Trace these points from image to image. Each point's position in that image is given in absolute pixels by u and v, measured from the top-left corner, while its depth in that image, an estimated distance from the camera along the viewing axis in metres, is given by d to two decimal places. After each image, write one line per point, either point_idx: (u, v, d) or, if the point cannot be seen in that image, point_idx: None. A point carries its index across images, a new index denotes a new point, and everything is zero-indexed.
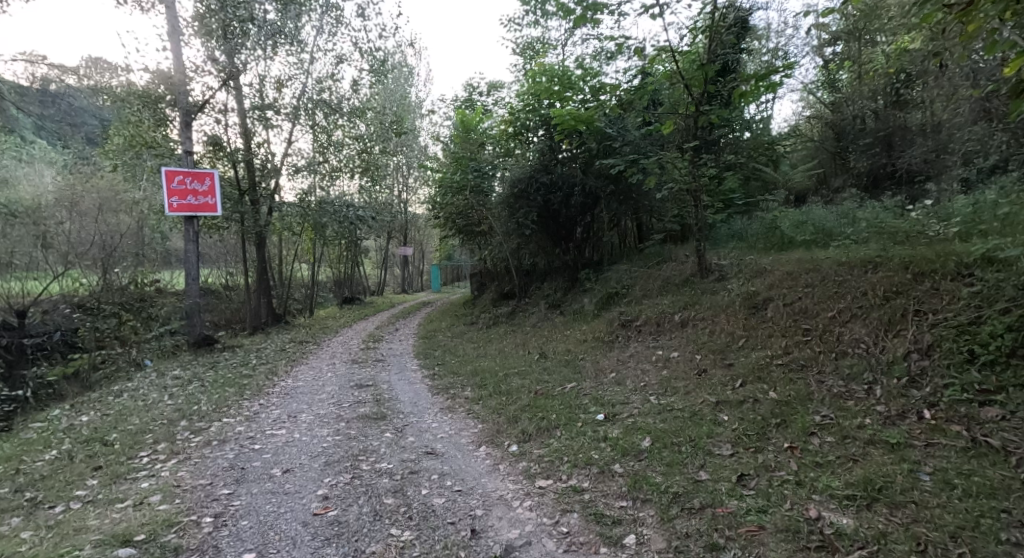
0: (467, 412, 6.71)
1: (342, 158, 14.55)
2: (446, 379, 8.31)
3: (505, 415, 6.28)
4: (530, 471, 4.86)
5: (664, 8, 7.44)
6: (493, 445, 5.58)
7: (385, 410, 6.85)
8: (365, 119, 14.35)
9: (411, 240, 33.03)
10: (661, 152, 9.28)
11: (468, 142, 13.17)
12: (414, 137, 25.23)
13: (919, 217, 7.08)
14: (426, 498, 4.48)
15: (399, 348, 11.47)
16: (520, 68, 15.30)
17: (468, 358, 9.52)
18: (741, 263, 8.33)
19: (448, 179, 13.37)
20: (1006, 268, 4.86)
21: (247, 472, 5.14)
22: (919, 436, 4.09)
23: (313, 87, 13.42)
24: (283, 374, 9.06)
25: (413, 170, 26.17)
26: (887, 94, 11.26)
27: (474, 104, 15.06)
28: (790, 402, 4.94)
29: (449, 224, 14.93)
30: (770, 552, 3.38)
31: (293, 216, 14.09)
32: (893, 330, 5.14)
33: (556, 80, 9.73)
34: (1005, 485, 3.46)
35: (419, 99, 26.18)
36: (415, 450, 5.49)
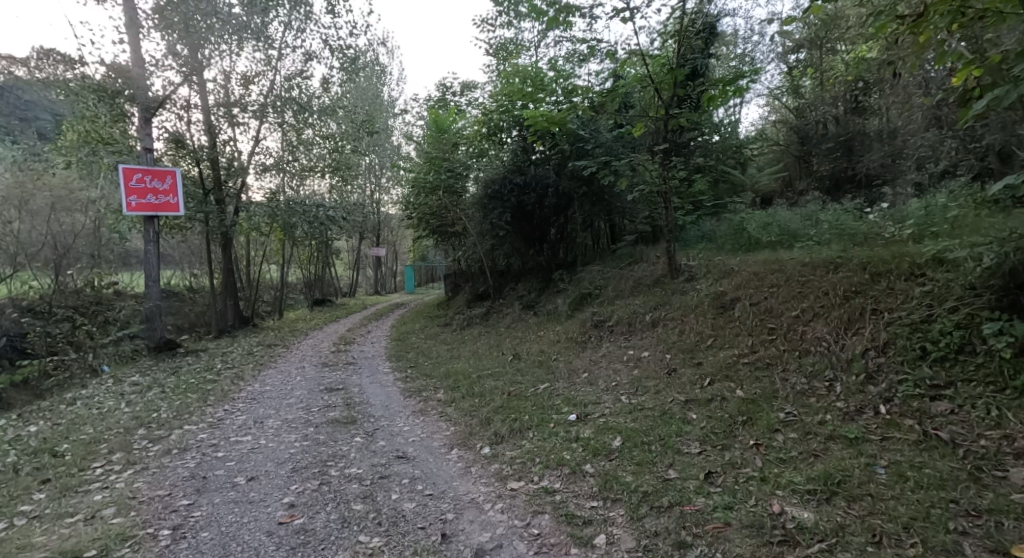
0: (440, 414, 6.68)
1: (311, 158, 14.29)
2: (419, 381, 8.26)
3: (478, 417, 6.28)
4: (502, 473, 4.88)
5: (635, 12, 7.56)
6: (465, 447, 5.57)
7: (355, 414, 6.76)
8: (336, 118, 14.17)
9: (383, 241, 32.74)
10: (633, 154, 9.42)
11: (441, 142, 12.81)
12: (386, 137, 25.00)
13: (877, 218, 7.35)
14: (395, 503, 4.45)
15: (371, 350, 11.35)
16: (494, 69, 15.31)
17: (440, 360, 9.47)
18: (709, 263, 8.49)
19: (420, 179, 13.17)
20: (955, 268, 5.07)
21: (209, 481, 5.01)
22: (875, 431, 4.23)
23: (281, 84, 13.14)
24: (250, 379, 8.86)
25: (386, 170, 25.96)
26: (846, 101, 11.72)
27: (447, 104, 14.99)
28: (756, 400, 5.07)
29: (423, 225, 14.86)
30: (735, 548, 3.45)
31: (261, 216, 13.80)
32: (852, 328, 5.31)
33: (529, 81, 9.76)
34: (954, 477, 3.60)
35: (392, 98, 25.99)
36: (386, 454, 5.44)
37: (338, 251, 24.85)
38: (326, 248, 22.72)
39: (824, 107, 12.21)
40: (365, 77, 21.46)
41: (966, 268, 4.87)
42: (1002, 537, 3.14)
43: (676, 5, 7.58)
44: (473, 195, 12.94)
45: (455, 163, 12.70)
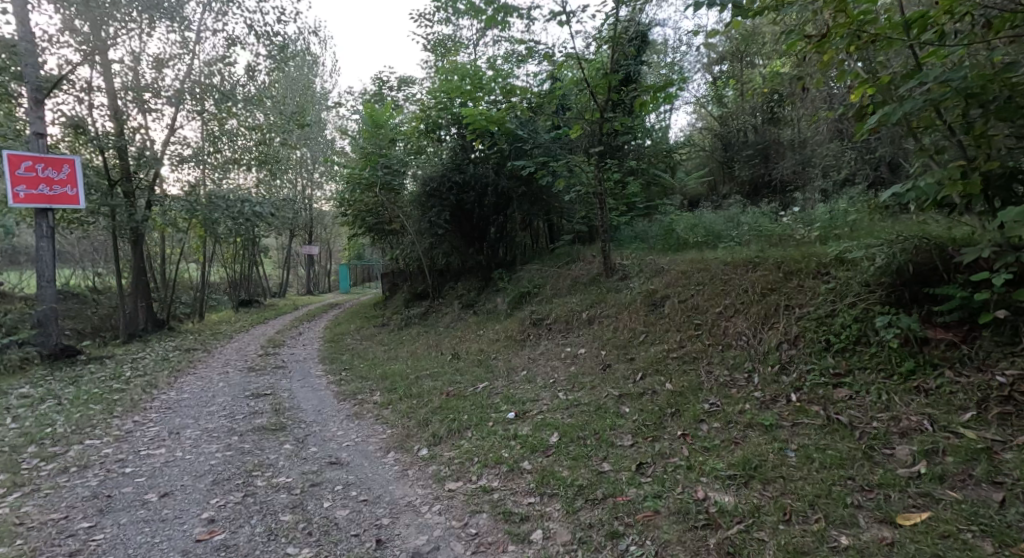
0: (376, 417, 6.63)
1: (235, 148, 13.83)
2: (353, 384, 8.13)
3: (415, 419, 6.28)
4: (440, 475, 4.91)
5: (571, 16, 7.78)
6: (402, 450, 5.56)
7: (284, 419, 6.59)
8: (263, 109, 13.51)
9: (316, 239, 31.77)
10: (569, 155, 9.68)
11: (377, 137, 12.36)
12: (318, 130, 24.29)
13: (791, 221, 7.95)
14: (327, 511, 4.40)
15: (302, 353, 11.01)
16: (432, 65, 15.23)
17: (377, 361, 9.35)
18: (641, 263, 8.86)
19: (355, 175, 12.84)
20: (854, 267, 5.56)
21: (116, 500, 4.74)
22: (787, 417, 4.59)
23: (200, 70, 12.51)
24: (165, 387, 8.39)
25: (319, 165, 25.17)
26: (763, 112, 12.58)
27: (384, 99, 14.74)
28: (683, 393, 5.38)
29: (358, 223, 14.58)
30: (663, 535, 3.67)
31: (179, 211, 13.06)
32: (768, 322, 5.74)
33: (466, 79, 9.76)
34: (852, 455, 3.94)
35: (324, 89, 25.27)
36: (318, 461, 5.35)
37: (266, 249, 23.82)
38: (253, 246, 21.77)
39: (744, 117, 13.04)
40: (296, 68, 20.73)
41: (861, 266, 5.36)
42: (890, 508, 3.46)
43: (610, 11, 7.84)
44: (410, 192, 12.82)
45: (391, 160, 12.48)
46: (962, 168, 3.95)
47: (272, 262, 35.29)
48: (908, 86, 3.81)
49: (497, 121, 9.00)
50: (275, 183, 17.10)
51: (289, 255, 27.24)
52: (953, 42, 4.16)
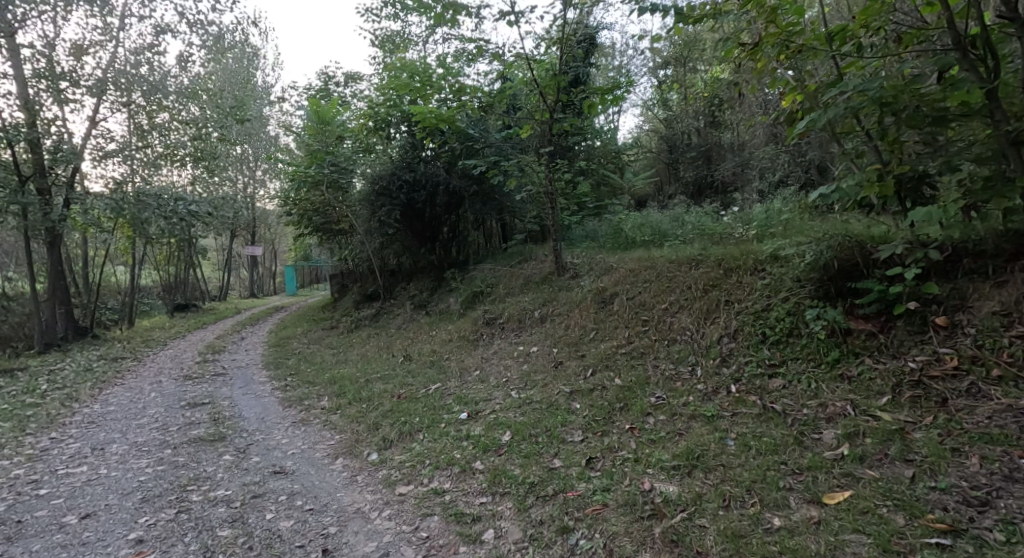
0: (323, 423, 6.51)
1: (166, 142, 13.03)
2: (300, 389, 7.94)
3: (365, 423, 6.20)
4: (390, 479, 4.89)
5: (519, 16, 7.85)
6: (351, 455, 5.49)
7: (223, 429, 6.38)
8: (197, 102, 13.00)
9: (258, 239, 30.65)
10: (521, 155, 9.80)
11: (323, 134, 12.22)
12: (260, 126, 23.51)
13: (731, 220, 8.34)
14: (269, 523, 4.29)
15: (244, 358, 10.64)
16: (380, 61, 15.02)
17: (325, 365, 9.16)
18: (592, 261, 9.06)
19: (300, 172, 12.55)
20: (787, 264, 5.87)
21: (28, 525, 4.46)
22: (727, 408, 4.82)
23: (126, 59, 11.81)
24: (89, 400, 7.94)
25: (261, 162, 24.35)
26: (705, 115, 13.13)
27: (330, 95, 14.42)
28: (632, 387, 5.56)
29: (305, 222, 14.22)
30: (611, 527, 3.77)
31: (102, 210, 12.17)
32: (710, 317, 6.00)
33: (415, 76, 9.57)
34: (785, 442, 4.17)
35: (266, 83, 24.47)
36: (261, 471, 5.21)
37: (203, 251, 22.74)
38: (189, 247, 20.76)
39: (687, 120, 13.53)
40: (234, 60, 19.94)
41: (793, 263, 5.67)
42: (818, 488, 3.68)
43: (558, 13, 7.98)
44: (359, 191, 12.61)
45: (338, 158, 12.40)
46: (878, 171, 4.24)
47: (212, 264, 33.84)
48: (831, 94, 4.06)
49: (447, 119, 8.93)
50: (213, 180, 16.40)
51: (229, 256, 26.14)
52: (869, 54, 4.50)
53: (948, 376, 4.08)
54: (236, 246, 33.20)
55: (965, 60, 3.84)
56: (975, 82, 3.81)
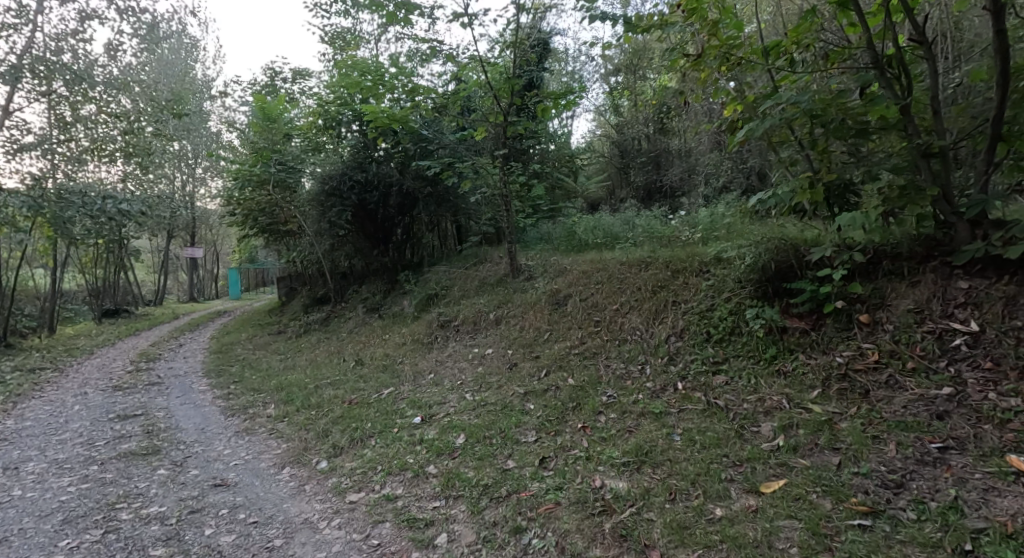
0: (269, 431, 6.35)
1: (92, 136, 12.34)
2: (244, 397, 7.70)
3: (315, 430, 6.09)
4: (341, 487, 4.83)
5: (473, 18, 7.90)
6: (299, 464, 5.39)
7: (157, 442, 6.11)
8: (129, 93, 12.20)
9: (198, 240, 29.30)
10: (476, 158, 9.85)
11: (270, 131, 11.94)
12: (200, 121, 22.56)
13: (678, 224, 8.67)
14: (209, 539, 4.16)
15: (182, 366, 10.21)
16: (329, 58, 14.74)
17: (272, 372, 8.91)
18: (546, 264, 9.21)
19: (244, 170, 12.18)
20: (730, 265, 6.16)
21: None
22: (674, 404, 5.01)
23: (45, 44, 11.19)
24: (4, 416, 7.43)
25: (201, 159, 23.35)
26: (655, 122, 13.58)
27: (277, 91, 14.03)
28: (584, 387, 5.69)
29: (250, 222, 13.77)
30: (563, 525, 3.85)
31: (18, 209, 11.31)
32: (659, 317, 6.22)
33: (368, 74, 9.45)
34: (727, 435, 4.37)
35: (207, 77, 23.50)
36: (200, 485, 5.03)
37: (136, 252, 21.56)
38: (120, 247, 19.61)
39: (638, 126, 13.91)
40: (170, 52, 19.05)
41: (735, 264, 5.95)
42: (756, 478, 3.87)
43: (512, 17, 8.06)
44: (308, 190, 12.31)
45: (286, 156, 12.05)
46: (810, 178, 4.52)
47: (146, 267, 32.09)
48: (767, 106, 4.29)
49: (401, 119, 8.86)
50: (147, 178, 15.63)
51: (166, 258, 24.88)
52: (800, 69, 4.81)
53: (870, 369, 4.39)
54: (173, 247, 31.62)
55: (883, 78, 4.17)
56: (892, 98, 4.14)
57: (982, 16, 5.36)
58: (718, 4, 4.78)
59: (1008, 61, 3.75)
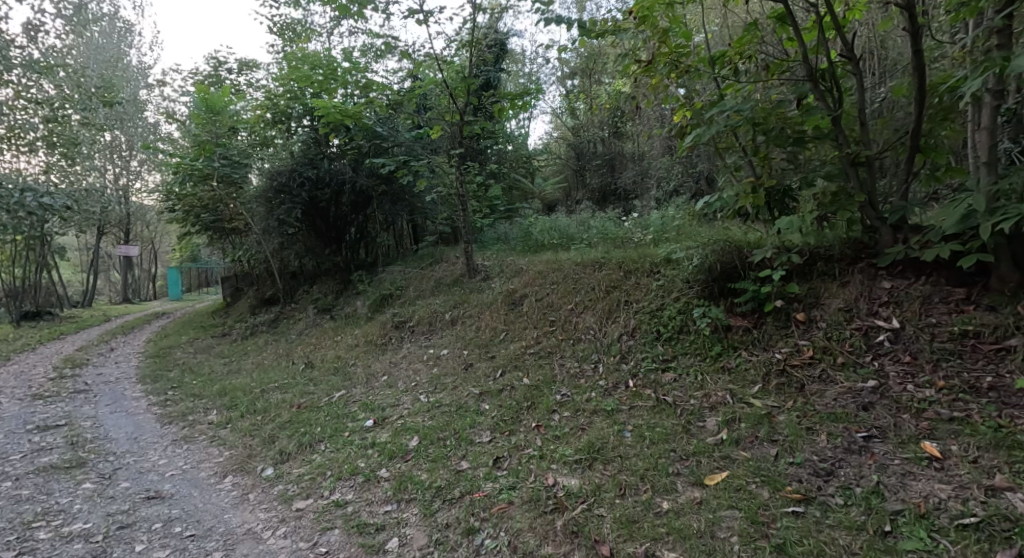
0: (210, 439, 6.13)
1: (10, 123, 11.55)
2: (183, 404, 7.39)
3: (260, 436, 5.93)
4: (288, 494, 4.72)
5: (429, 16, 7.86)
6: (242, 472, 5.23)
7: (83, 454, 5.78)
8: (54, 79, 11.48)
9: (134, 237, 27.78)
10: (432, 157, 9.79)
11: (213, 124, 11.34)
12: (135, 111, 21.42)
13: (632, 226, 8.90)
14: (140, 555, 3.98)
15: (114, 372, 9.68)
16: (278, 50, 14.31)
17: (215, 376, 8.58)
18: (502, 264, 9.26)
19: (185, 165, 11.63)
20: (678, 266, 6.37)
21: None
22: (626, 401, 5.14)
23: None
24: None
25: (137, 152, 22.18)
26: (609, 126, 13.90)
27: (221, 82, 13.52)
28: (539, 386, 5.76)
29: (191, 218, 13.21)
30: (516, 524, 3.89)
31: None
32: (611, 316, 6.36)
33: (318, 68, 9.21)
34: (674, 430, 4.52)
35: (142, 65, 22.33)
36: (131, 498, 4.80)
37: (61, 250, 20.20)
38: (44, 244, 18.34)
39: (593, 129, 14.19)
40: (101, 37, 18.00)
41: (683, 265, 6.15)
42: (701, 471, 4.02)
43: (469, 16, 8.06)
44: (256, 186, 11.91)
45: (231, 150, 11.62)
46: (753, 184, 4.74)
47: (73, 266, 30.11)
48: (712, 113, 4.48)
49: (354, 115, 8.70)
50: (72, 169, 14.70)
51: (95, 255, 23.35)
52: (743, 79, 5.04)
53: (805, 364, 4.63)
54: (105, 244, 29.86)
55: (817, 90, 4.42)
56: (825, 109, 4.39)
57: (904, 37, 5.80)
58: (668, 12, 4.95)
59: (925, 78, 4.06)
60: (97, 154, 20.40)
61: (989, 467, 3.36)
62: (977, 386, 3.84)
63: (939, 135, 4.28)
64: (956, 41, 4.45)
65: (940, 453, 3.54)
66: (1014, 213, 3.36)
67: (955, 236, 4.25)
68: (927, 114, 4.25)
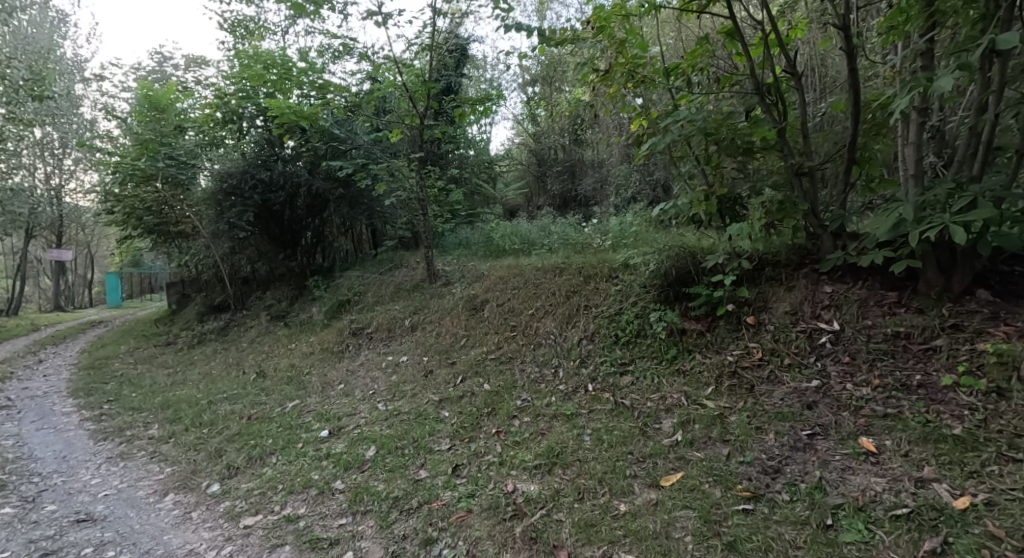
0: (149, 455, 5.87)
1: None
2: (120, 418, 7.05)
3: (206, 450, 5.72)
4: (235, 511, 4.57)
5: (387, 18, 7.80)
6: (184, 490, 5.03)
7: (3, 476, 5.43)
8: None
9: (67, 240, 26.21)
10: (391, 160, 9.68)
11: (157, 122, 11.13)
12: (70, 107, 20.33)
13: (591, 232, 9.04)
14: None
15: (44, 386, 9.12)
16: (228, 47, 13.90)
17: (156, 388, 8.22)
18: (463, 269, 9.24)
19: (126, 164, 11.15)
20: (636, 271, 6.50)
21: None
22: (585, 405, 5.20)
23: None
24: None
25: (72, 150, 21.03)
26: (570, 133, 14.15)
27: (166, 79, 13.01)
28: (499, 392, 5.76)
29: (133, 221, 12.63)
30: (474, 533, 3.88)
31: None
32: (572, 321, 6.44)
33: (272, 67, 8.99)
34: (632, 433, 4.60)
35: (78, 58, 21.23)
36: (57, 522, 4.54)
37: None
38: None
39: (554, 136, 14.41)
40: (30, 26, 17.00)
41: (640, 270, 6.28)
42: (657, 472, 4.11)
43: (428, 20, 8.04)
44: (204, 187, 11.49)
45: (176, 150, 11.20)
46: (706, 192, 4.90)
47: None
48: (667, 122, 4.62)
49: (309, 117, 8.50)
50: None
51: (22, 260, 21.88)
52: (696, 91, 5.22)
53: (755, 366, 4.80)
54: (36, 248, 28.07)
55: (764, 103, 4.62)
56: (771, 121, 4.59)
57: (841, 57, 6.16)
58: (625, 24, 5.07)
59: (860, 94, 4.30)
60: (25, 151, 19.18)
61: (919, 460, 3.56)
62: (907, 384, 4.07)
63: (873, 149, 4.54)
64: (888, 61, 4.74)
65: (875, 448, 3.73)
66: (938, 222, 3.59)
67: (887, 243, 4.51)
68: (862, 128, 4.50)
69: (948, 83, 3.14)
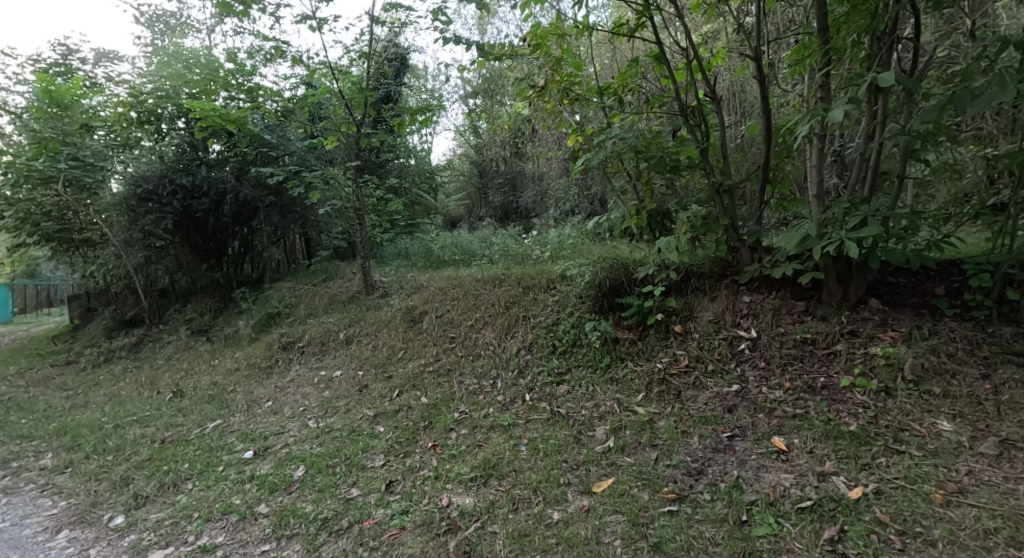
0: (39, 489, 5.41)
1: None
2: (8, 448, 6.45)
3: (112, 479, 5.34)
4: (143, 545, 4.30)
5: (322, 23, 7.65)
6: (81, 525, 4.69)
7: None
8: None
9: None
10: (327, 169, 9.42)
11: (60, 120, 10.16)
12: None
13: (530, 243, 9.19)
14: None
15: None
16: (146, 43, 13.13)
17: (55, 413, 7.59)
18: (401, 281, 9.12)
19: (23, 164, 10.24)
20: (572, 283, 6.65)
21: None
22: (522, 416, 5.24)
23: None
24: None
25: None
26: (510, 146, 14.38)
27: (72, 74, 12.11)
28: (436, 405, 5.72)
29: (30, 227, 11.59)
30: (407, 549, 3.83)
31: None
32: (511, 331, 6.50)
33: (196, 67, 8.60)
34: (567, 441, 4.68)
35: None
36: None
37: None
38: None
39: (495, 149, 14.60)
40: None
41: (575, 282, 6.43)
42: (589, 479, 4.20)
43: (366, 27, 7.94)
44: (115, 191, 10.72)
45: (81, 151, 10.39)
46: (636, 206, 5.11)
47: None
48: (601, 138, 4.81)
49: (238, 120, 8.15)
50: None
51: None
52: (627, 110, 5.46)
53: (682, 372, 5.02)
54: None
55: (688, 124, 4.89)
56: (695, 141, 4.86)
57: (758, 84, 6.62)
58: (560, 43, 5.26)
59: (773, 118, 4.64)
60: None
61: (822, 456, 3.84)
62: (814, 386, 4.38)
63: (785, 169, 4.89)
64: (796, 89, 5.15)
65: (785, 447, 3.98)
66: (837, 238, 3.91)
67: (797, 257, 4.86)
68: (773, 150, 4.86)
69: (841, 114, 3.46)
